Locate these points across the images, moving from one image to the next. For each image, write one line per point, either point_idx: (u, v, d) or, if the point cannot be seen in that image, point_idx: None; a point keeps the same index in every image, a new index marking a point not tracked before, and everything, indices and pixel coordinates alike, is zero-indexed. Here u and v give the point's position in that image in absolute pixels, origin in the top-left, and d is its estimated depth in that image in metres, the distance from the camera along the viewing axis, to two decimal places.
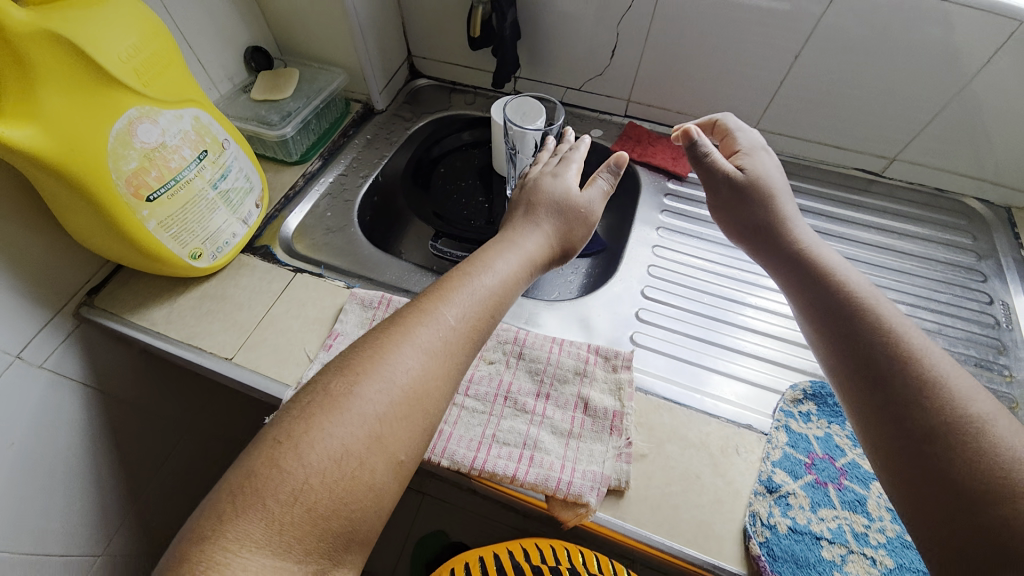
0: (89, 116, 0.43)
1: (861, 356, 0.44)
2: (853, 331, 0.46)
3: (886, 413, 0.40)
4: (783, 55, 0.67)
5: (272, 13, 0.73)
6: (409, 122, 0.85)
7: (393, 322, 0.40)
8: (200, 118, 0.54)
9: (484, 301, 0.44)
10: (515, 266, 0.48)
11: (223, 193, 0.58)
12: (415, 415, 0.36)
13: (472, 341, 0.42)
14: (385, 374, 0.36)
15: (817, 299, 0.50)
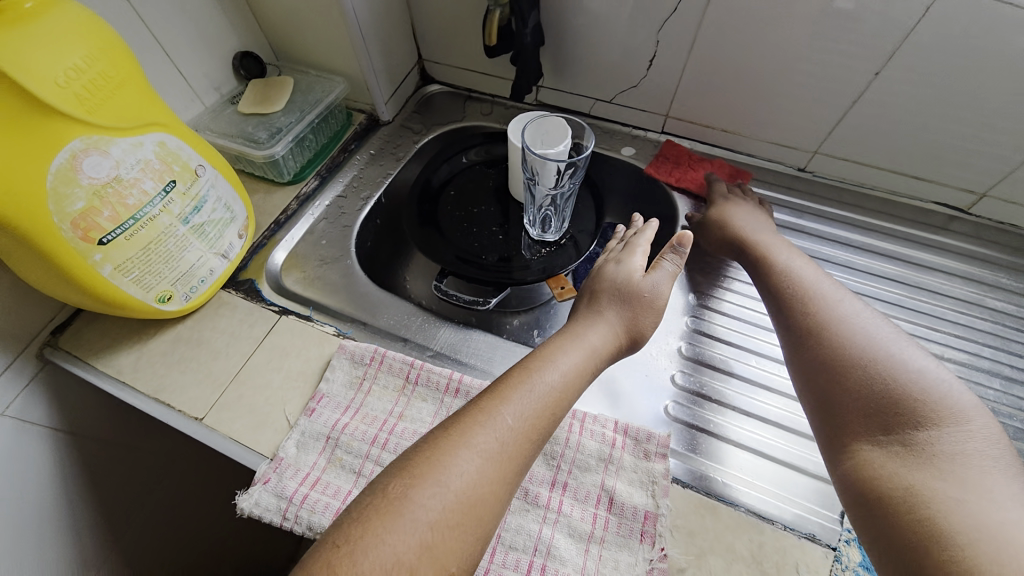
0: (18, 150, 0.36)
1: (819, 354, 0.45)
2: (811, 330, 0.47)
3: (839, 408, 0.42)
4: (859, 70, 0.57)
5: (265, 13, 0.65)
6: (418, 134, 0.77)
7: (462, 415, 0.38)
8: (165, 143, 0.46)
9: (544, 398, 0.40)
10: (576, 361, 0.43)
11: (198, 227, 0.50)
12: (482, 514, 0.33)
13: (531, 444, 0.38)
14: (440, 479, 0.33)
15: (781, 300, 0.52)
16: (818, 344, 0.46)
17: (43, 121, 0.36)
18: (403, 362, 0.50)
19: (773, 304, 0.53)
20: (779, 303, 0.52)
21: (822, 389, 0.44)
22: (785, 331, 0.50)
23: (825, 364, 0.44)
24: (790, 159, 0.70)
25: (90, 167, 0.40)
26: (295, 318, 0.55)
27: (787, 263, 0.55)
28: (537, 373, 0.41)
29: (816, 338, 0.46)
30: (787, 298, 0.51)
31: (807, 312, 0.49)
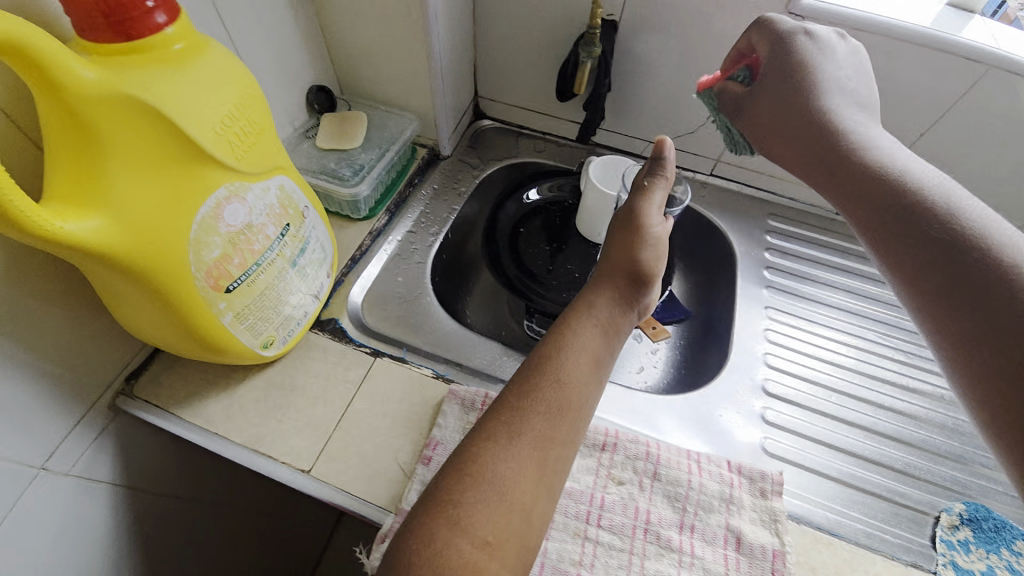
0: (172, 198, 0.34)
1: (911, 249, 0.36)
2: (891, 221, 0.37)
3: (948, 266, 0.34)
4: (907, 130, 0.64)
5: (339, 48, 0.64)
6: (477, 169, 0.77)
7: (496, 414, 0.37)
8: (284, 185, 0.44)
9: (562, 384, 0.38)
10: (586, 338, 0.41)
11: (302, 270, 0.49)
12: (541, 501, 0.34)
13: (562, 430, 0.36)
14: (478, 499, 0.32)
15: (815, 150, 0.45)
16: (897, 207, 0.38)
17: (196, 168, 0.35)
18: None
19: (853, 200, 0.41)
20: (823, 177, 0.44)
21: (897, 256, 0.37)
22: (857, 223, 0.40)
23: (908, 233, 0.36)
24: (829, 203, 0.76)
25: (229, 214, 0.38)
26: (388, 359, 0.54)
27: (798, 140, 0.46)
28: (568, 354, 0.40)
29: (909, 230, 0.36)
30: (857, 189, 0.41)
31: (909, 201, 0.37)
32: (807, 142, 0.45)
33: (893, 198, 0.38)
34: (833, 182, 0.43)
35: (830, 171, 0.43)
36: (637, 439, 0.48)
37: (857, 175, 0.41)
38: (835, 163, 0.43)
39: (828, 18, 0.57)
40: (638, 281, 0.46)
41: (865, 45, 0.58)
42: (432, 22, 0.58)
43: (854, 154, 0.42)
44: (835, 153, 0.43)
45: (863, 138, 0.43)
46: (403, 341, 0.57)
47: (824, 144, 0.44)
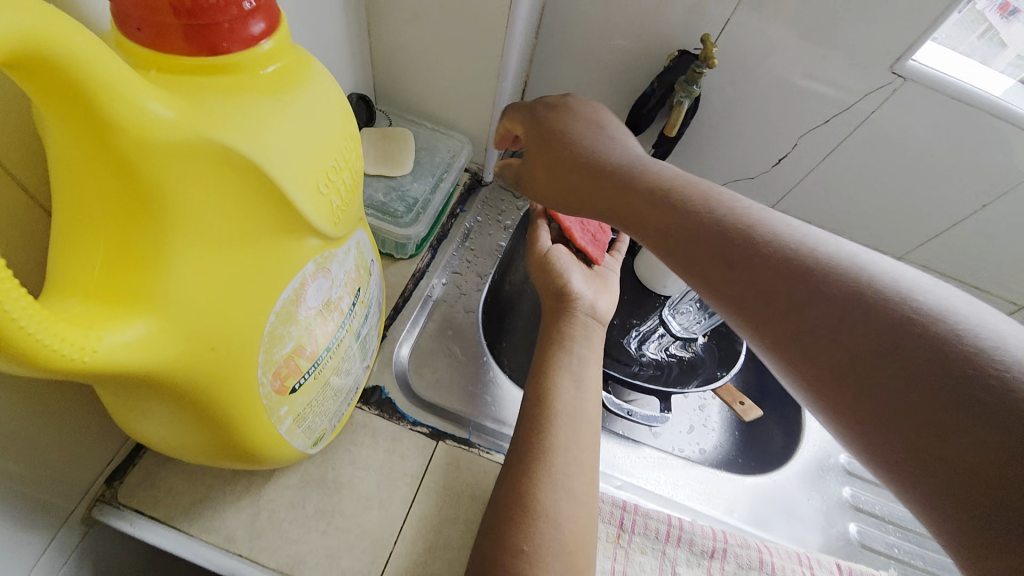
0: (250, 284, 0.23)
1: (811, 316, 0.27)
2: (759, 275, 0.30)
3: (851, 361, 0.26)
4: (972, 201, 0.63)
5: (387, 52, 0.54)
6: (520, 199, 0.69)
7: (518, 461, 0.41)
8: (359, 242, 0.34)
9: (567, 426, 0.44)
10: (571, 382, 0.47)
11: (361, 342, 0.39)
12: (588, 529, 0.40)
13: (577, 463, 0.42)
14: (545, 534, 0.37)
15: (616, 200, 0.38)
16: (774, 271, 0.29)
17: (287, 239, 0.24)
18: (613, 505, 0.45)
19: (709, 248, 0.32)
20: (648, 226, 0.36)
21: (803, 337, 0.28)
22: (696, 277, 0.33)
23: (799, 295, 0.28)
24: None
25: (311, 295, 0.28)
26: (453, 443, 0.45)
27: (590, 160, 0.41)
28: (557, 394, 0.46)
29: (781, 281, 0.29)
30: (677, 224, 0.34)
31: (757, 248, 0.31)
32: (584, 177, 0.40)
33: (733, 243, 0.32)
34: (649, 225, 0.36)
35: (637, 211, 0.37)
36: (745, 544, 0.45)
37: (691, 226, 0.34)
38: (636, 209, 0.37)
39: (930, 85, 0.54)
40: (589, 317, 0.54)
41: (955, 117, 0.56)
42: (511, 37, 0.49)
43: (665, 185, 0.37)
44: (641, 195, 0.37)
45: (659, 175, 0.38)
46: (465, 415, 0.49)
47: (605, 177, 0.39)
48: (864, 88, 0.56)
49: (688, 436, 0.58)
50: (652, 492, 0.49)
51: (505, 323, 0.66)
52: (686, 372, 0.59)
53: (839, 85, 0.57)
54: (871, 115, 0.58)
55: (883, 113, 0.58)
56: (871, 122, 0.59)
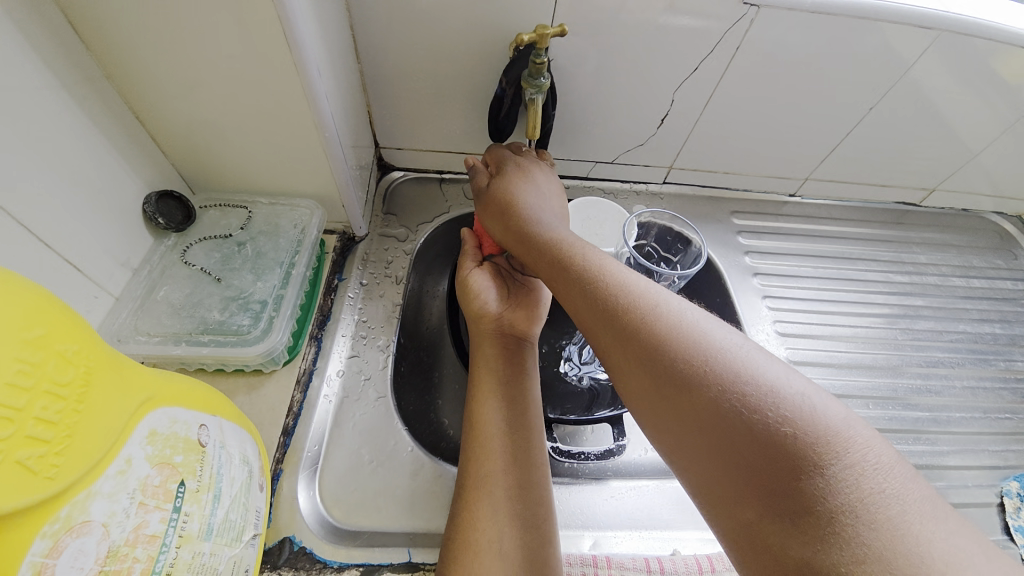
0: None
1: (729, 455, 0.28)
2: (716, 445, 0.28)
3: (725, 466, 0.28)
4: (858, 106, 0.60)
5: (172, 135, 0.44)
6: (406, 242, 0.61)
7: (461, 497, 0.38)
8: (154, 430, 0.26)
9: (502, 448, 0.40)
10: (493, 399, 0.43)
11: (224, 526, 0.30)
12: (545, 551, 0.37)
13: (519, 487, 0.39)
14: (499, 564, 0.35)
15: (664, 393, 0.31)
16: (715, 446, 0.28)
17: None
18: (584, 564, 0.40)
19: (661, 390, 0.31)
20: (629, 378, 0.34)
21: (715, 475, 0.28)
22: (645, 407, 0.32)
23: (737, 434, 0.28)
24: (782, 189, 0.73)
25: (67, 572, 0.20)
26: (392, 573, 0.39)
27: (583, 259, 0.40)
28: (490, 418, 0.41)
29: (751, 445, 0.27)
30: (649, 374, 0.32)
31: (736, 415, 0.28)
32: (614, 326, 0.35)
33: (715, 406, 0.29)
34: (656, 419, 0.32)
35: (659, 386, 0.32)
36: (735, 566, 0.40)
37: (682, 368, 0.31)
38: (622, 345, 0.34)
39: (785, 4, 0.49)
40: (513, 336, 0.47)
41: (821, 28, 0.52)
42: (314, 81, 0.40)
43: (666, 325, 0.33)
44: (603, 303, 0.36)
45: (652, 301, 0.35)
46: (403, 532, 0.42)
47: (615, 314, 0.35)
48: (725, 20, 0.51)
49: None
50: (628, 534, 0.44)
51: (435, 373, 0.55)
52: None
53: (699, 23, 0.51)
54: (740, 48, 0.53)
55: (751, 41, 0.53)
56: (739, 59, 0.55)
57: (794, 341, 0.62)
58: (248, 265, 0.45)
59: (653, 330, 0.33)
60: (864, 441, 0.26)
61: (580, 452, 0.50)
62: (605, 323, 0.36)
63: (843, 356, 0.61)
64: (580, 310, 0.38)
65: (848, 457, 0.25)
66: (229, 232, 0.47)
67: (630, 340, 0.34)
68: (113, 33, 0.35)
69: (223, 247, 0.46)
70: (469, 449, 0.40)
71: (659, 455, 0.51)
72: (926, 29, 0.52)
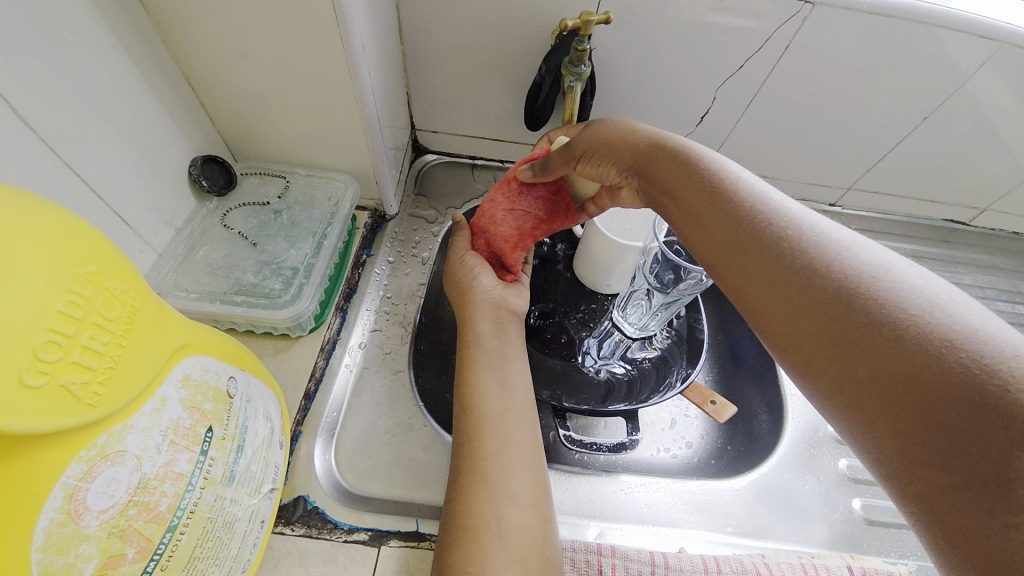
0: None
1: (885, 383, 0.22)
2: (865, 366, 0.23)
3: (890, 384, 0.22)
4: (911, 115, 0.58)
5: (221, 102, 0.45)
6: (435, 224, 0.62)
7: (457, 478, 0.38)
8: (188, 376, 0.27)
9: (497, 424, 0.40)
10: (487, 376, 0.43)
11: (245, 476, 0.31)
12: (539, 528, 0.37)
13: (518, 463, 0.39)
14: (502, 540, 0.35)
15: (798, 308, 0.26)
16: (883, 359, 0.22)
17: (8, 464, 0.18)
18: (588, 551, 0.40)
19: (800, 305, 0.26)
20: (756, 291, 0.28)
21: (873, 413, 0.22)
22: (774, 327, 0.27)
23: (897, 357, 0.22)
24: (822, 197, 0.71)
25: (100, 496, 0.21)
26: (399, 542, 0.39)
27: (699, 171, 0.34)
28: (483, 396, 0.41)
29: (917, 369, 0.21)
30: (783, 293, 0.27)
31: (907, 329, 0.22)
32: (734, 229, 0.30)
33: (876, 327, 0.23)
34: (789, 341, 0.26)
35: (793, 300, 0.26)
36: (742, 569, 0.40)
37: (831, 283, 0.25)
38: (749, 261, 0.29)
39: (840, 4, 0.48)
40: (502, 311, 0.48)
41: (878, 32, 0.49)
42: (358, 57, 0.40)
43: (810, 240, 0.27)
44: (728, 212, 0.31)
45: (796, 215, 0.29)
46: (409, 502, 0.43)
47: (748, 228, 0.30)
48: (776, 18, 0.49)
49: (673, 432, 0.52)
50: (634, 527, 0.44)
51: (453, 353, 0.53)
52: (662, 378, 0.54)
53: (748, 20, 0.49)
54: (789, 48, 0.52)
55: (801, 42, 0.51)
56: (786, 59, 0.53)
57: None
58: (282, 232, 0.47)
59: (783, 234, 0.28)
60: None
61: (592, 443, 0.49)
62: (721, 224, 0.31)
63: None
64: (698, 233, 0.32)
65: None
66: (266, 200, 0.49)
67: (754, 243, 0.29)
68: (172, 2, 0.37)
69: (260, 214, 0.48)
70: (461, 430, 0.40)
71: (672, 456, 0.51)
72: (992, 37, 0.49)
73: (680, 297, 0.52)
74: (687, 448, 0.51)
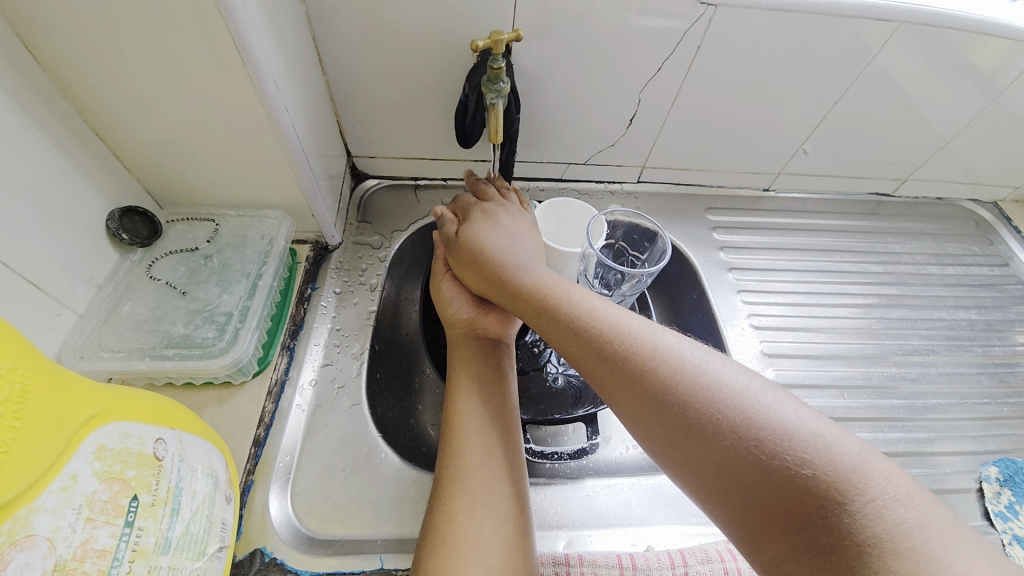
0: None
1: (748, 499, 0.28)
2: (732, 483, 0.29)
3: (752, 502, 0.28)
4: (825, 99, 0.61)
5: (133, 150, 0.44)
6: (381, 250, 0.62)
7: (440, 492, 0.38)
8: (103, 446, 0.26)
9: (486, 443, 0.41)
10: (476, 396, 0.43)
11: (184, 540, 0.30)
12: (522, 544, 0.37)
13: (504, 479, 0.39)
14: (480, 555, 0.35)
15: (675, 437, 0.31)
16: (742, 481, 0.28)
17: None
18: (556, 564, 0.40)
19: (677, 434, 0.31)
20: (639, 416, 0.33)
21: (747, 522, 0.28)
22: (662, 452, 0.32)
23: (768, 487, 0.28)
24: (757, 184, 0.73)
25: None
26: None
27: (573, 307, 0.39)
28: (469, 416, 0.42)
29: (765, 484, 0.28)
30: (657, 419, 0.32)
31: (751, 451, 0.28)
32: (612, 362, 0.35)
33: (726, 448, 0.29)
34: (675, 463, 0.31)
35: (669, 427, 0.32)
36: (708, 559, 0.41)
37: (689, 406, 0.31)
38: (630, 394, 0.34)
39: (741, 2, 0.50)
40: (490, 337, 0.48)
41: (779, 24, 0.52)
42: (272, 94, 0.40)
43: (672, 372, 0.33)
44: (602, 348, 0.36)
45: (655, 343, 0.35)
46: (377, 539, 0.42)
47: (616, 366, 0.35)
48: (684, 19, 0.51)
49: None
50: (603, 532, 0.44)
51: (415, 378, 0.55)
52: None
53: (658, 22, 0.51)
54: (700, 47, 0.54)
55: (712, 39, 0.53)
56: (701, 57, 0.55)
57: (771, 334, 0.62)
58: (214, 277, 0.45)
59: (652, 363, 0.34)
60: (881, 472, 0.27)
61: (554, 452, 0.50)
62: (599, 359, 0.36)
63: (819, 346, 0.61)
64: (582, 357, 0.37)
65: (880, 491, 0.26)
66: (195, 246, 0.47)
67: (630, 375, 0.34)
68: (65, 53, 0.36)
69: (189, 260, 0.46)
70: (444, 446, 0.41)
71: (640, 452, 0.51)
72: (884, 20, 0.53)
73: (624, 298, 0.53)
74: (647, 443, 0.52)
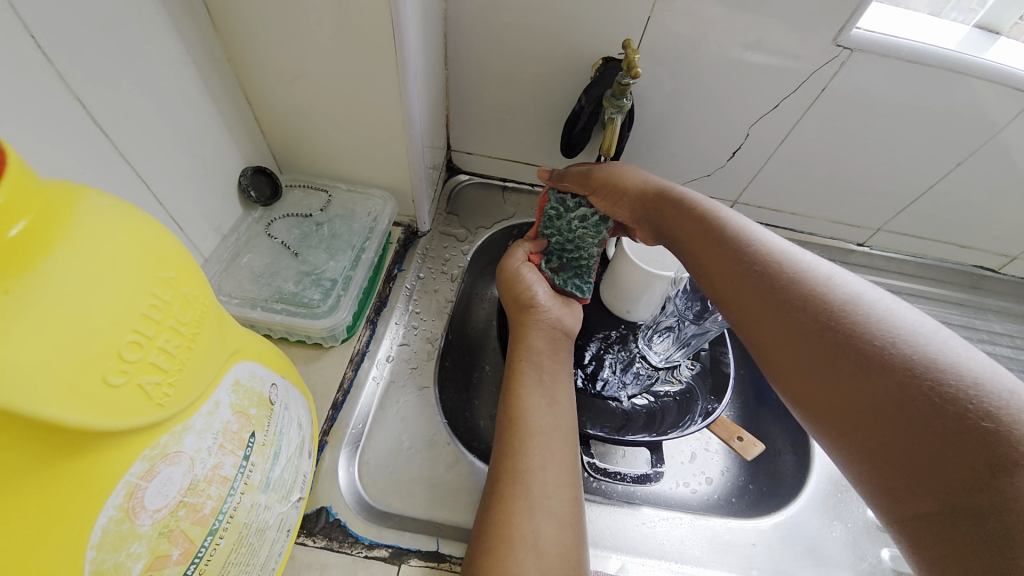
0: (45, 528, 0.18)
1: (835, 379, 0.30)
2: (825, 349, 0.31)
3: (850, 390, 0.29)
4: (946, 160, 0.58)
5: (274, 117, 0.47)
6: (464, 243, 0.63)
7: (499, 489, 0.38)
8: (238, 380, 0.28)
9: (546, 440, 0.41)
10: (536, 391, 0.44)
11: (278, 483, 0.32)
12: (577, 546, 0.37)
13: (565, 479, 0.40)
14: (535, 553, 0.35)
15: (780, 319, 0.34)
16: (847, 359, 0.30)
17: (78, 461, 0.18)
18: None
19: (787, 318, 0.33)
20: (759, 316, 0.35)
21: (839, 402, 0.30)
22: (777, 349, 0.34)
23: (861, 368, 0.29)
24: (851, 237, 0.71)
25: (156, 495, 0.22)
26: (417, 560, 0.39)
27: (735, 241, 0.39)
28: (530, 412, 0.43)
29: (879, 391, 0.28)
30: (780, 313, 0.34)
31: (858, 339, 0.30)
32: (738, 276, 0.37)
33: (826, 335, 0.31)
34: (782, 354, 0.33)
35: (803, 354, 0.32)
36: None
37: (781, 298, 0.34)
38: (750, 301, 0.36)
39: (877, 50, 0.49)
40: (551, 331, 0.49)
41: (915, 79, 0.50)
42: (409, 82, 0.42)
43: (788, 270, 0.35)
44: (734, 258, 0.38)
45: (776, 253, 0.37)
46: (430, 522, 0.42)
47: (741, 276, 0.37)
48: (814, 60, 0.50)
49: (693, 467, 0.51)
50: (656, 563, 0.43)
51: (476, 372, 0.55)
52: (683, 412, 0.54)
53: (785, 62, 0.51)
54: (824, 90, 0.53)
55: (837, 85, 0.52)
56: (821, 101, 0.54)
57: None
58: (322, 244, 0.48)
59: (770, 263, 0.36)
60: None
61: (614, 471, 0.49)
62: (726, 260, 0.38)
63: None
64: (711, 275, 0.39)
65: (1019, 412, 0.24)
66: (309, 212, 0.50)
67: (753, 283, 0.36)
68: (242, 20, 0.39)
69: (302, 225, 0.49)
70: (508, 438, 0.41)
71: (692, 491, 0.50)
72: None
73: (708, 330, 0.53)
74: (703, 483, 0.51)
